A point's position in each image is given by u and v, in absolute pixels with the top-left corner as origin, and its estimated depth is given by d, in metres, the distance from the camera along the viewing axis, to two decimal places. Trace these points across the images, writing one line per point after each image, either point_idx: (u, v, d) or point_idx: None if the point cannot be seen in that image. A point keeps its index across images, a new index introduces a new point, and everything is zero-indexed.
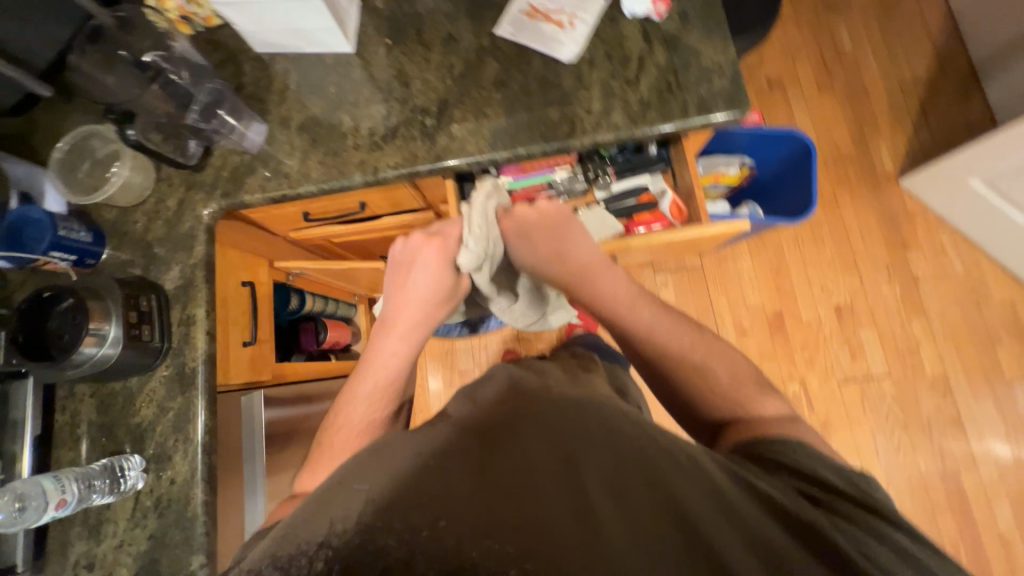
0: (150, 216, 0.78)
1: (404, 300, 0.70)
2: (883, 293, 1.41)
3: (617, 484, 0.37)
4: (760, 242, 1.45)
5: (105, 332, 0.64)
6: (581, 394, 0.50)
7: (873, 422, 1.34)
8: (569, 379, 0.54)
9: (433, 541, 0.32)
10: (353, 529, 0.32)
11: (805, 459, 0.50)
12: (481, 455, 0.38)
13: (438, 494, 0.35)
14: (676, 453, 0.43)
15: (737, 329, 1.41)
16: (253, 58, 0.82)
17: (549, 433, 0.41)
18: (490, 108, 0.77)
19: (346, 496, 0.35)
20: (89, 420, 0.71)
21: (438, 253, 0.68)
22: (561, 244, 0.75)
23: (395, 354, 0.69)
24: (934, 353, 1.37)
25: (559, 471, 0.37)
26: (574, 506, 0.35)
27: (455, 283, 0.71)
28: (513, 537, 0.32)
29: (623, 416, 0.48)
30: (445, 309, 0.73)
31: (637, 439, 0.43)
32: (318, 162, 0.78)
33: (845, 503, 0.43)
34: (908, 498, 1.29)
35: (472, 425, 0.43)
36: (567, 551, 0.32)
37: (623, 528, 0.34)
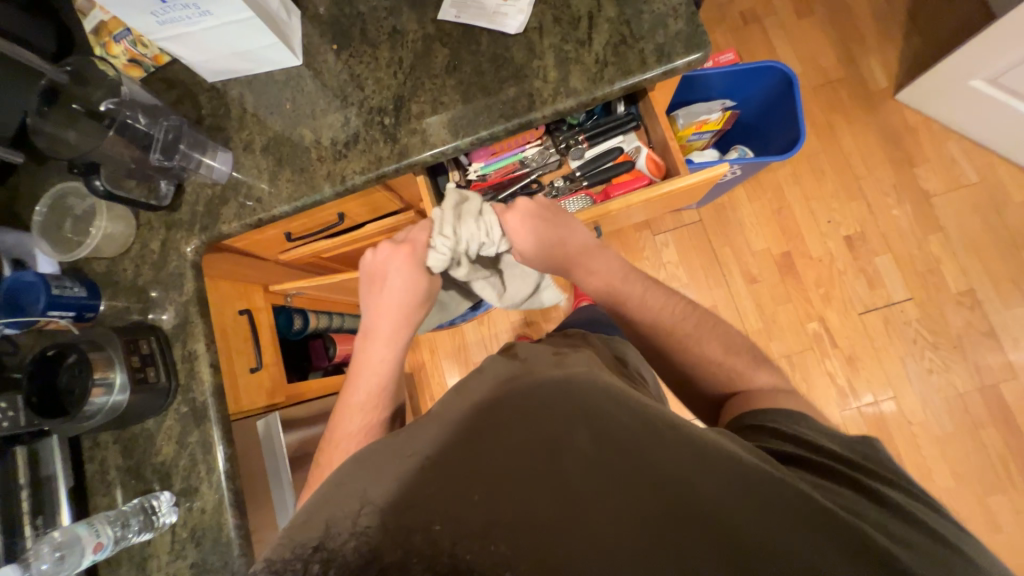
0: (138, 262, 0.80)
1: (382, 307, 0.70)
2: (894, 215, 1.36)
3: (602, 458, 0.38)
4: (757, 184, 1.40)
5: (111, 380, 0.66)
6: (565, 366, 0.50)
7: (901, 348, 1.29)
8: (556, 356, 0.53)
9: (427, 544, 0.33)
10: (347, 534, 0.34)
11: (796, 425, 0.50)
12: (468, 449, 0.38)
13: (430, 497, 0.36)
14: (662, 417, 0.43)
15: (747, 277, 1.37)
16: (207, 89, 0.82)
17: (531, 413, 0.41)
18: (445, 96, 0.76)
19: (341, 499, 0.37)
20: (116, 465, 0.74)
21: (412, 258, 0.68)
22: (559, 231, 0.71)
23: (382, 361, 0.69)
24: (957, 268, 1.32)
25: (543, 455, 0.37)
26: (558, 492, 0.36)
27: (429, 282, 0.70)
28: (504, 534, 0.34)
29: (607, 381, 0.47)
30: (425, 311, 0.72)
31: (620, 404, 0.43)
32: (287, 180, 0.78)
33: (840, 467, 0.44)
34: (948, 420, 1.25)
35: (459, 415, 0.42)
36: (553, 537, 0.34)
37: (607, 507, 0.35)
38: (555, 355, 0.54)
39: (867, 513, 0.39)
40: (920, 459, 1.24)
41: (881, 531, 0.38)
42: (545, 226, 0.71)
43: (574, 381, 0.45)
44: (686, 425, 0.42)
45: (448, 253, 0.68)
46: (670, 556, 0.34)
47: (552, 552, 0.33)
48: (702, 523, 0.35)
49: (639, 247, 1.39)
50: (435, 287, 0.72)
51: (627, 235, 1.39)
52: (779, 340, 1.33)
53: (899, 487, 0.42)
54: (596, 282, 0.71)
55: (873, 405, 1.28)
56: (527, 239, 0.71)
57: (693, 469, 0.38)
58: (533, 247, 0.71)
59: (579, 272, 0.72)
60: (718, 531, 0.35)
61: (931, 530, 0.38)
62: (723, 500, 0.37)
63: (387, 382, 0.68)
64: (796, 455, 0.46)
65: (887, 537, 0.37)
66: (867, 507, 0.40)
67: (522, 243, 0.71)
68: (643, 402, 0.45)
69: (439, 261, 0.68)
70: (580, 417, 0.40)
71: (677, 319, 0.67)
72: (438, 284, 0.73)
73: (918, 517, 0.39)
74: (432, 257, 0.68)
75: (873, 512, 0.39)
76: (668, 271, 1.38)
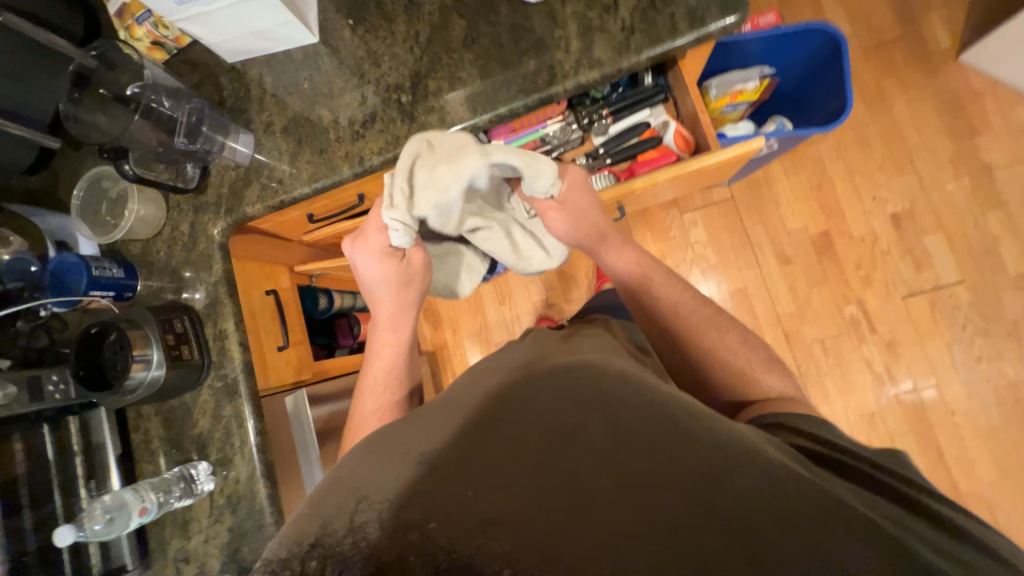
0: (169, 244, 0.82)
1: (373, 296, 0.70)
2: (948, 190, 1.25)
3: (600, 456, 0.37)
4: (795, 158, 1.31)
5: (149, 356, 0.70)
6: (575, 354, 0.48)
7: (948, 334, 1.21)
8: (567, 344, 0.52)
9: (424, 539, 0.33)
10: (344, 532, 0.35)
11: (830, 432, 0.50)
12: (467, 445, 0.39)
13: (430, 493, 0.36)
14: (672, 409, 0.41)
15: (781, 258, 1.30)
16: (228, 70, 0.82)
17: (529, 411, 0.40)
18: (463, 71, 0.73)
19: (343, 495, 0.38)
20: (158, 436, 0.79)
21: (373, 244, 0.65)
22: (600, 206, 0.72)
23: (387, 346, 0.72)
24: (1017, 249, 1.21)
25: (539, 451, 0.37)
26: (559, 491, 0.35)
27: (405, 263, 0.67)
28: (503, 531, 0.34)
29: (617, 368, 0.46)
30: (415, 291, 0.70)
31: (630, 396, 0.41)
32: (307, 162, 0.78)
33: (867, 467, 0.43)
34: (995, 411, 1.18)
35: (469, 409, 0.42)
36: (551, 539, 0.33)
37: (608, 510, 0.35)
38: (566, 342, 0.53)
39: (905, 523, 0.38)
40: (962, 451, 1.18)
41: (921, 541, 0.36)
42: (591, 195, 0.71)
43: (578, 373, 0.44)
44: (699, 421, 0.41)
45: (405, 227, 0.60)
46: (673, 559, 0.33)
47: (551, 555, 0.33)
48: (712, 526, 0.34)
49: (665, 226, 1.34)
50: (418, 264, 0.69)
51: (653, 214, 1.34)
52: (813, 324, 1.26)
53: (939, 498, 0.41)
54: (622, 269, 0.73)
55: (912, 392, 1.21)
56: (572, 200, 0.70)
57: (703, 469, 0.37)
58: (575, 215, 0.70)
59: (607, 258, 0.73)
60: (729, 535, 0.34)
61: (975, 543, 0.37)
62: (737, 503, 0.35)
63: (397, 366, 0.71)
64: (832, 457, 0.45)
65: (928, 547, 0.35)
66: (906, 517, 0.39)
67: (568, 205, 0.70)
68: (657, 392, 0.43)
69: (399, 236, 0.61)
70: (579, 410, 0.39)
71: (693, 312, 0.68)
72: (421, 259, 0.69)
73: (964, 532, 0.38)
74: (391, 237, 0.61)
75: (912, 522, 0.38)
76: (696, 252, 1.32)
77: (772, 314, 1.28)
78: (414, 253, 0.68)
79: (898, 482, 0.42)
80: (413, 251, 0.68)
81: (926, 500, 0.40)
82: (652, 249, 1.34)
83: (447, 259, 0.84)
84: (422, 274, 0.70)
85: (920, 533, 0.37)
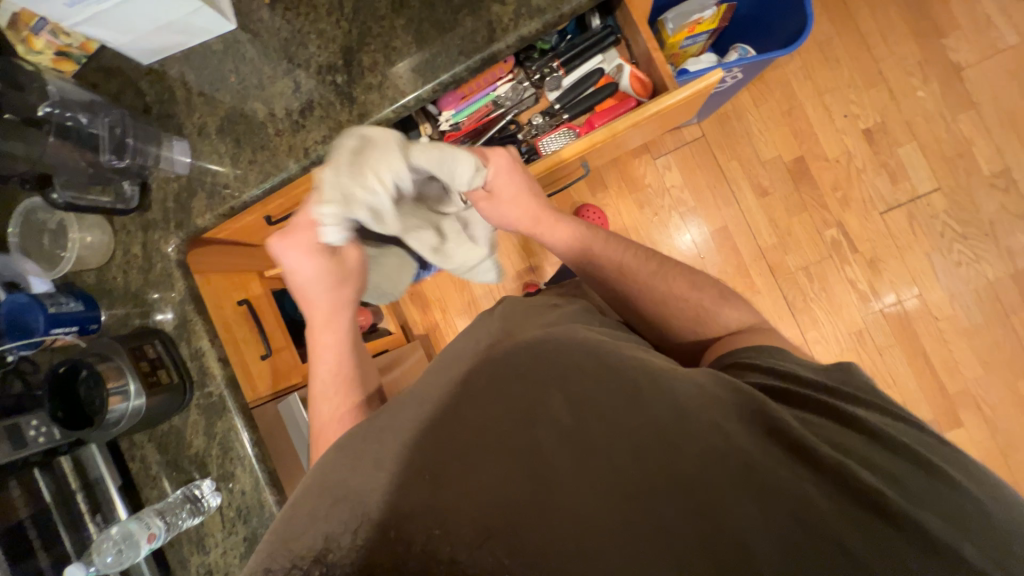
0: (124, 268, 0.79)
1: (307, 294, 0.67)
2: (919, 96, 1.22)
3: (571, 438, 0.41)
4: (762, 85, 1.27)
5: (127, 387, 0.68)
6: (541, 329, 0.53)
7: (928, 243, 1.22)
8: (534, 322, 0.56)
9: (427, 548, 0.37)
10: (347, 546, 0.39)
11: (783, 359, 0.51)
12: (450, 449, 0.42)
13: (427, 507, 0.39)
14: (631, 375, 0.45)
15: (758, 191, 1.28)
16: (147, 73, 0.76)
17: (500, 405, 0.43)
18: (397, 40, 0.68)
19: (337, 509, 0.41)
20: (156, 461, 0.78)
21: (304, 242, 0.62)
22: (529, 186, 0.71)
23: (327, 347, 0.69)
24: (990, 147, 1.20)
25: (517, 446, 0.41)
26: (545, 483, 0.39)
27: (339, 260, 0.65)
28: (500, 527, 0.38)
29: (578, 339, 0.50)
30: (351, 288, 0.68)
31: (593, 371, 0.45)
32: (250, 162, 0.73)
33: (818, 394, 0.45)
34: (976, 310, 1.20)
35: (445, 411, 0.45)
36: (540, 532, 0.37)
37: (584, 491, 0.39)
38: (532, 319, 0.57)
39: (851, 447, 0.41)
40: (947, 353, 1.21)
41: (863, 464, 0.39)
42: (517, 174, 0.70)
43: (542, 353, 0.47)
44: (653, 376, 0.45)
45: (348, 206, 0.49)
46: (646, 526, 0.37)
47: (539, 538, 0.37)
48: (683, 492, 0.38)
49: (639, 174, 1.31)
50: (356, 262, 0.68)
51: (625, 163, 1.31)
52: (796, 253, 1.26)
53: (886, 414, 0.44)
54: (558, 237, 0.71)
55: (896, 304, 1.23)
56: (502, 188, 0.69)
57: (666, 435, 0.40)
58: (506, 199, 0.69)
59: (542, 230, 0.71)
60: (697, 498, 0.38)
61: (918, 458, 0.40)
62: (701, 465, 0.39)
63: (342, 366, 0.68)
64: (784, 390, 0.46)
65: (869, 470, 0.39)
66: (856, 441, 0.41)
67: (497, 192, 0.69)
68: (615, 357, 0.47)
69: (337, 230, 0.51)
70: (546, 395, 0.43)
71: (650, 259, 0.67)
72: (356, 256, 0.68)
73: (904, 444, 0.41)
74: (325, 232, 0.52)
75: (866, 449, 0.41)
76: (673, 196, 1.30)
77: (755, 248, 1.28)
78: (349, 253, 0.66)
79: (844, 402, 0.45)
80: (349, 249, 0.66)
81: (871, 416, 0.44)
82: (629, 201, 1.31)
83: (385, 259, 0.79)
84: (361, 272, 0.69)
85: (867, 458, 0.40)
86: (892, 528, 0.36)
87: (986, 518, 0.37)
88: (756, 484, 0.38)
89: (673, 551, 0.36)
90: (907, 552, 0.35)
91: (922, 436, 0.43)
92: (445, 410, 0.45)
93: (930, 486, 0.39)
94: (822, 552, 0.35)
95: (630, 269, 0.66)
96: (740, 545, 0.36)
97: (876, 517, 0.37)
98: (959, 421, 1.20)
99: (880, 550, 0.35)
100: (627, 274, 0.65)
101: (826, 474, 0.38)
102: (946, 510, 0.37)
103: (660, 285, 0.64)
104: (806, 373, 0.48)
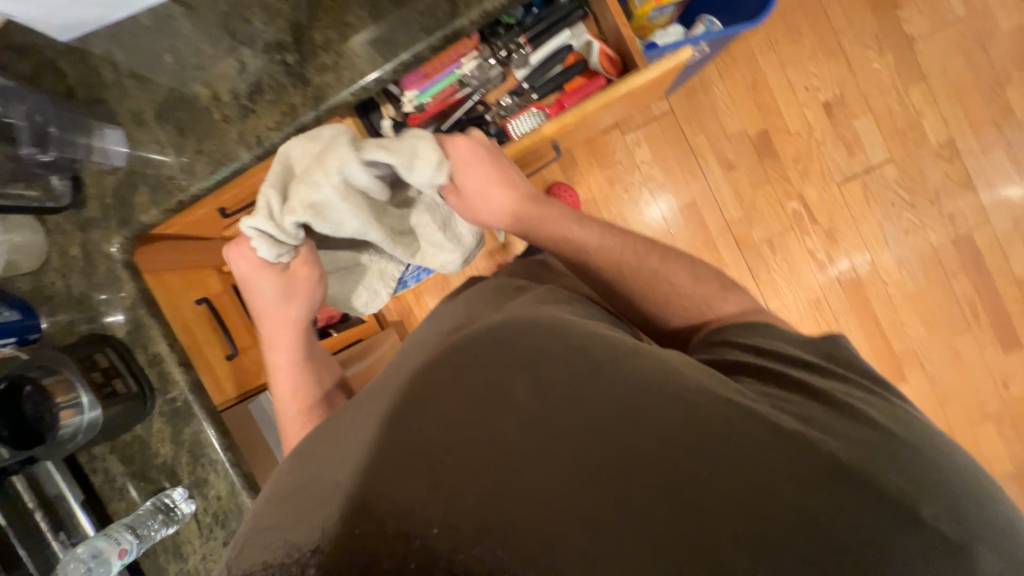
0: (63, 272, 0.72)
1: (257, 310, 0.65)
2: (874, 68, 1.26)
3: (558, 425, 0.40)
4: (728, 57, 1.27)
5: (78, 400, 0.63)
6: (505, 312, 0.51)
7: (879, 211, 1.28)
8: (500, 304, 0.56)
9: (426, 550, 0.37)
10: (342, 540, 0.38)
11: (770, 339, 0.52)
12: (430, 443, 0.41)
13: (423, 504, 0.39)
14: (599, 350, 0.45)
15: (724, 165, 1.29)
16: (67, 52, 0.67)
17: (470, 393, 0.43)
18: (350, 15, 0.63)
19: (328, 498, 0.41)
20: (120, 473, 0.74)
21: (251, 256, 0.61)
22: (500, 172, 0.64)
23: (279, 368, 0.66)
24: (938, 118, 1.26)
25: (496, 435, 0.40)
26: (539, 473, 0.39)
27: (286, 276, 0.63)
28: (501, 517, 0.38)
29: (547, 318, 0.49)
30: (299, 308, 0.65)
31: (572, 353, 0.44)
32: (197, 151, 0.68)
33: (785, 368, 0.48)
34: (921, 274, 1.28)
35: (420, 403, 0.44)
36: (535, 524, 0.38)
37: (574, 477, 0.39)
38: (496, 303, 0.57)
39: (821, 419, 0.43)
40: (894, 315, 1.30)
41: (835, 436, 0.41)
42: (477, 170, 0.63)
43: (516, 334, 0.46)
44: (620, 354, 0.45)
45: (275, 225, 0.58)
46: (638, 505, 0.38)
47: (537, 524, 0.38)
48: (663, 470, 0.39)
49: (610, 151, 1.30)
50: (304, 278, 0.63)
51: (595, 140, 1.29)
52: (760, 225, 1.30)
53: (859, 383, 0.47)
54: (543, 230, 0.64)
55: (850, 270, 1.30)
56: (467, 180, 0.63)
57: (652, 417, 0.41)
58: (472, 191, 0.63)
59: (523, 221, 0.65)
60: (677, 477, 0.39)
61: (877, 423, 0.43)
62: (678, 448, 0.40)
63: (298, 387, 0.65)
64: (761, 366, 0.48)
65: (830, 436, 0.41)
66: (822, 413, 0.43)
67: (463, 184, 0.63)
68: (585, 336, 0.46)
69: (259, 246, 0.58)
70: (519, 379, 0.43)
71: (642, 255, 0.62)
72: (309, 271, 0.63)
73: (867, 413, 0.43)
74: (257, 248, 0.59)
75: (830, 415, 0.43)
76: (643, 172, 1.30)
77: (722, 222, 1.30)
78: (300, 266, 0.63)
79: (813, 375, 0.47)
80: (298, 264, 0.63)
81: (839, 387, 0.46)
82: (599, 177, 1.30)
83: (354, 269, 0.74)
84: (309, 289, 0.64)
85: (830, 425, 0.42)
86: (855, 488, 0.39)
87: (936, 478, 0.40)
88: (735, 459, 0.39)
89: (661, 526, 0.38)
90: (860, 513, 0.38)
91: (888, 405, 0.45)
92: (412, 401, 0.44)
93: (886, 449, 0.41)
94: (792, 516, 0.38)
95: (624, 268, 0.61)
96: (716, 518, 0.38)
97: (838, 478, 0.39)
98: (904, 376, 1.30)
99: (840, 511, 0.38)
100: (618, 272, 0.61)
101: (794, 446, 0.40)
102: (902, 470, 0.40)
103: (656, 281, 0.61)
104: (790, 350, 0.50)
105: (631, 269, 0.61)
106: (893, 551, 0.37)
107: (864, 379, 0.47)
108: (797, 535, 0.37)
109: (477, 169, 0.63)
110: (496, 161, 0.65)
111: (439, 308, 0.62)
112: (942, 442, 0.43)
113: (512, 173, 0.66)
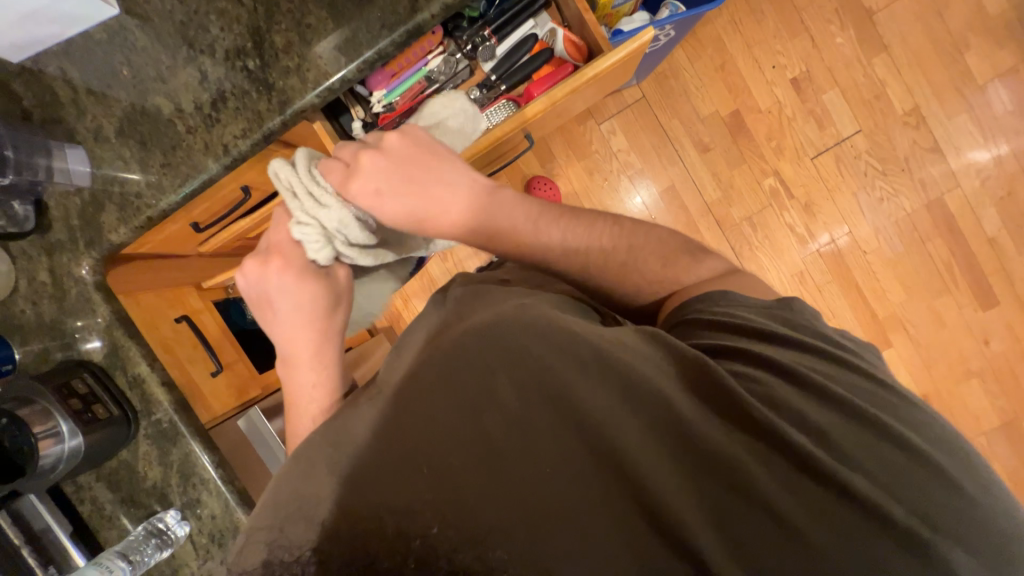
0: (35, 299, 0.70)
1: (286, 326, 0.59)
2: (838, 43, 1.28)
3: (541, 421, 0.41)
4: (695, 40, 1.29)
5: (57, 429, 0.61)
6: (489, 309, 0.50)
7: (853, 182, 1.30)
8: (478, 296, 0.55)
9: (426, 549, 0.38)
10: (341, 544, 0.39)
11: (738, 308, 0.52)
12: (421, 443, 0.42)
13: (423, 502, 0.40)
14: (578, 347, 0.44)
15: (700, 148, 1.31)
16: (19, 74, 0.66)
17: (449, 390, 0.43)
18: (310, 16, 0.62)
19: (314, 499, 0.42)
20: (109, 500, 0.72)
21: (293, 259, 0.57)
22: (431, 189, 0.56)
23: (308, 384, 0.58)
24: (902, 88, 1.28)
25: (479, 430, 0.41)
26: (526, 466, 0.40)
27: (330, 280, 0.59)
28: (495, 511, 0.39)
29: (530, 314, 0.48)
30: (341, 314, 0.60)
31: (554, 354, 0.44)
32: (162, 166, 0.66)
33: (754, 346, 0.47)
34: (898, 241, 1.31)
35: (402, 406, 0.44)
36: (526, 517, 0.39)
37: (555, 464, 0.40)
38: (483, 296, 0.54)
39: (795, 406, 0.43)
40: (875, 282, 1.32)
41: (799, 424, 0.42)
42: (405, 191, 0.55)
43: (494, 335, 0.46)
44: (605, 353, 0.44)
45: (320, 235, 0.56)
46: (620, 493, 0.39)
47: (522, 511, 0.39)
48: (645, 454, 0.40)
49: (586, 141, 1.30)
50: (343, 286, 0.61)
51: (570, 131, 1.30)
52: (738, 204, 1.32)
53: (826, 357, 0.47)
54: (491, 239, 0.58)
55: (829, 243, 1.32)
56: (396, 210, 0.56)
57: (631, 409, 0.42)
58: (406, 222, 0.57)
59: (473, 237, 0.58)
60: (661, 460, 0.40)
61: (857, 408, 0.43)
62: (651, 440, 0.41)
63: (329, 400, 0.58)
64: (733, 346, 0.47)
65: (801, 430, 0.41)
66: (798, 397, 0.43)
67: (390, 213, 0.56)
68: (563, 330, 0.46)
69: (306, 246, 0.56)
70: (502, 378, 0.43)
71: (613, 248, 0.59)
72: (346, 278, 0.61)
73: (831, 386, 0.44)
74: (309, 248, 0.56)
75: (802, 398, 0.43)
76: (621, 160, 1.31)
77: (701, 204, 1.32)
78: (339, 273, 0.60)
79: (785, 351, 0.47)
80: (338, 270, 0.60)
81: (801, 358, 0.46)
82: (578, 168, 1.31)
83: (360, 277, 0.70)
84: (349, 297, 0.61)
85: (806, 412, 0.42)
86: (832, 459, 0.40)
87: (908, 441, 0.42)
88: (711, 449, 0.40)
89: (648, 508, 0.39)
90: (828, 488, 0.39)
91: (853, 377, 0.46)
92: (397, 404, 0.44)
93: (862, 431, 0.42)
94: (763, 494, 0.39)
95: (587, 271, 0.58)
96: (690, 494, 0.39)
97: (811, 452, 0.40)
98: (888, 341, 1.33)
99: (806, 483, 0.39)
100: (596, 256, 0.59)
101: (771, 426, 0.41)
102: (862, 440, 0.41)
103: (626, 274, 0.59)
104: (762, 323, 0.50)
105: (601, 260, 0.59)
106: (863, 517, 0.38)
107: (830, 351, 0.47)
108: (778, 512, 0.38)
109: (403, 193, 0.55)
110: (421, 177, 0.56)
111: (428, 305, 0.58)
112: (906, 408, 0.44)
113: (450, 181, 0.57)
